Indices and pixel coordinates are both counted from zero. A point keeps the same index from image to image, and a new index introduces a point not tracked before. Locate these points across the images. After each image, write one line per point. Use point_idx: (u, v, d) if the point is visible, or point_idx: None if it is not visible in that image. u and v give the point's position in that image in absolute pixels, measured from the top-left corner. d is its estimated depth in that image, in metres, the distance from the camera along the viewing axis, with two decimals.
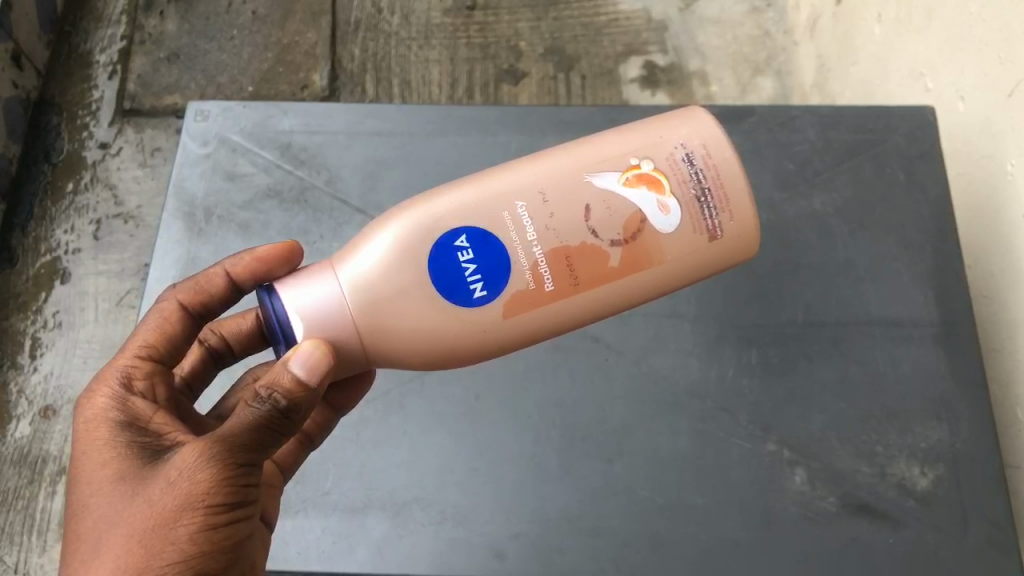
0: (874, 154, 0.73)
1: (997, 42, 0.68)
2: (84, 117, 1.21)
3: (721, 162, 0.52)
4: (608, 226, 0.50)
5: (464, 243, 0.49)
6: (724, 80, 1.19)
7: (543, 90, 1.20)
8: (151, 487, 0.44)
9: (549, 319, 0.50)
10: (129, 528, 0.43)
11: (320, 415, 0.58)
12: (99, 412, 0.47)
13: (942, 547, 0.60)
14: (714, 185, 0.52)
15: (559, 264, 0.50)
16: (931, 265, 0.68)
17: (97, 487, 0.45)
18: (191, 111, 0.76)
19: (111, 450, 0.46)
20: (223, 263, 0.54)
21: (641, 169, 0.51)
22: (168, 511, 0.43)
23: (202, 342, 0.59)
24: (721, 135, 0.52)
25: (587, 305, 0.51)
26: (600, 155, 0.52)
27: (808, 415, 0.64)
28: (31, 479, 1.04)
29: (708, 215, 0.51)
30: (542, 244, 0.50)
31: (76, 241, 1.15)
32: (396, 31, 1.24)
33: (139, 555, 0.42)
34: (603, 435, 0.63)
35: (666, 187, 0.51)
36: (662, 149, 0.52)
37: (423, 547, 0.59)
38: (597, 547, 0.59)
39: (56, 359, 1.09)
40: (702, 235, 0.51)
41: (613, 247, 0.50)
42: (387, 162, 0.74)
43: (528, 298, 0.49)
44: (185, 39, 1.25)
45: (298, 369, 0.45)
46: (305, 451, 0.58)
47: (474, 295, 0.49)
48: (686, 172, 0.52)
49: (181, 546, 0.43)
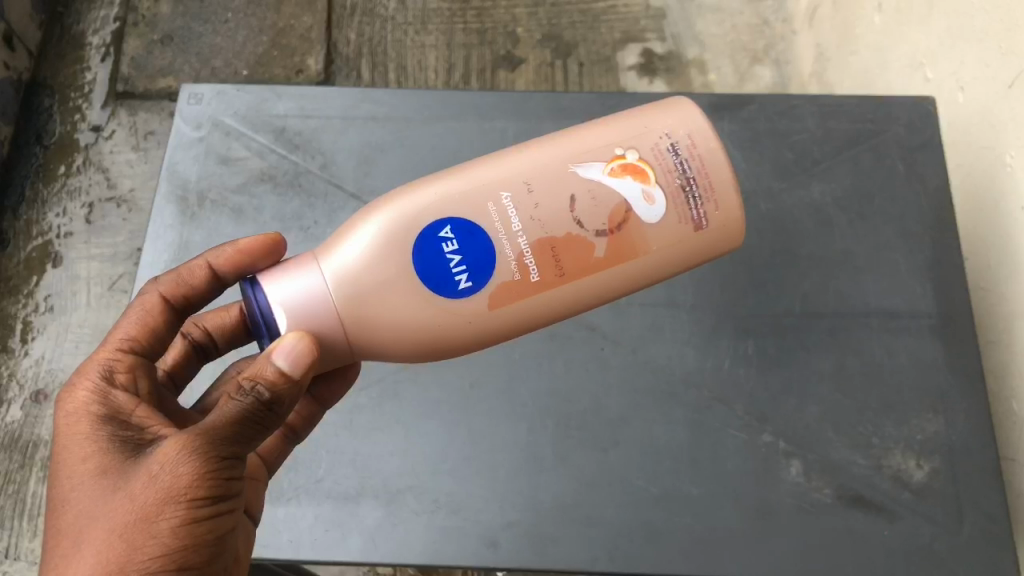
0: (873, 144, 0.72)
1: (998, 32, 0.68)
2: (77, 99, 1.20)
3: (706, 152, 0.52)
4: (593, 216, 0.50)
5: (449, 234, 0.49)
6: (722, 69, 1.19)
7: (541, 76, 1.19)
8: (134, 480, 0.43)
9: (533, 310, 0.50)
10: (111, 522, 0.43)
11: (305, 410, 0.58)
12: (80, 405, 0.47)
13: (936, 539, 0.60)
14: (699, 175, 0.51)
15: (543, 255, 0.49)
16: (929, 256, 0.68)
17: (79, 482, 0.44)
18: (185, 94, 0.75)
19: (92, 444, 0.45)
20: (205, 256, 0.53)
21: (626, 160, 0.51)
22: (149, 505, 0.43)
23: (184, 336, 0.58)
24: (706, 125, 0.52)
25: (573, 297, 0.50)
26: (585, 146, 0.51)
27: (805, 406, 0.63)
28: (22, 464, 1.03)
29: (694, 206, 0.51)
30: (526, 234, 0.49)
31: (69, 224, 1.14)
32: (392, 16, 1.23)
33: (120, 549, 0.42)
34: (598, 425, 0.63)
35: (651, 177, 0.51)
36: (646, 140, 0.52)
37: (416, 535, 0.59)
38: (591, 536, 0.59)
39: (48, 343, 1.08)
40: (686, 225, 0.51)
41: (598, 238, 0.50)
42: (382, 147, 0.73)
43: (514, 289, 0.49)
44: (179, 21, 1.23)
45: (280, 362, 0.45)
46: (288, 446, 0.58)
47: (459, 287, 0.48)
48: (671, 161, 0.51)
49: (164, 540, 0.42)
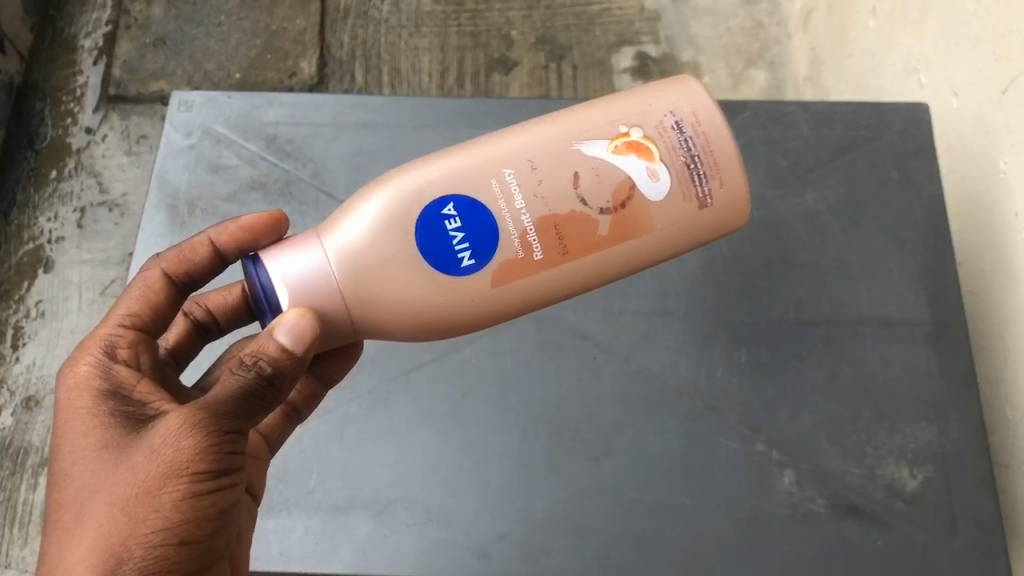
0: (867, 151, 0.72)
1: (991, 38, 0.67)
2: (68, 103, 1.19)
3: (710, 131, 0.51)
4: (596, 193, 0.49)
5: (452, 211, 0.48)
6: (716, 72, 1.18)
7: (535, 80, 1.18)
8: (135, 454, 0.43)
9: (537, 289, 0.49)
10: (113, 496, 0.42)
11: (307, 388, 0.57)
12: (82, 380, 0.46)
13: (929, 549, 0.60)
14: (703, 152, 0.51)
15: (547, 232, 0.49)
16: (923, 263, 0.68)
17: (80, 456, 0.44)
18: (175, 101, 0.75)
19: (93, 419, 0.45)
20: (207, 233, 0.53)
21: (630, 137, 0.51)
22: (151, 478, 0.42)
23: (187, 315, 0.57)
24: (711, 103, 0.52)
25: (578, 274, 0.50)
26: (589, 123, 0.51)
27: (798, 415, 0.63)
28: (13, 471, 1.02)
29: (699, 183, 0.51)
30: (530, 211, 0.49)
31: (60, 229, 1.13)
32: (386, 19, 1.22)
33: (122, 522, 0.42)
34: (591, 434, 0.62)
35: (655, 154, 0.50)
36: (651, 117, 0.51)
37: (407, 546, 0.58)
38: (583, 547, 0.59)
39: (40, 349, 1.07)
40: (691, 203, 0.51)
41: (602, 215, 0.49)
42: (375, 154, 0.72)
43: (517, 267, 0.48)
44: (172, 24, 1.23)
45: (282, 338, 0.44)
46: (290, 424, 0.57)
47: (462, 264, 0.48)
48: (675, 139, 0.51)
49: (166, 514, 0.42)
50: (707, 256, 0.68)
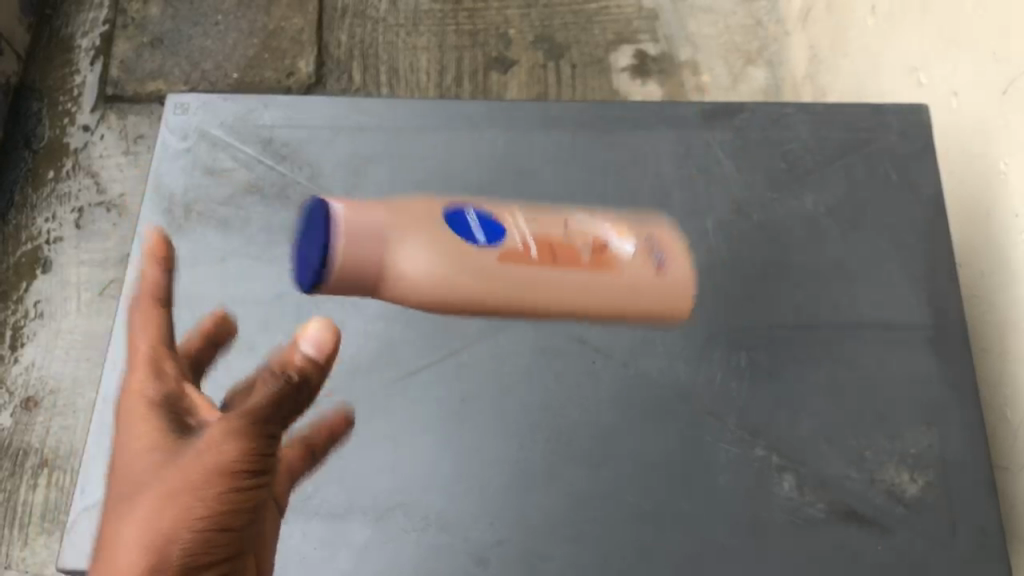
0: (867, 153, 0.72)
1: (991, 39, 0.67)
2: (65, 103, 1.19)
3: (676, 252, 0.60)
4: (580, 234, 0.59)
5: (473, 218, 0.58)
6: (715, 70, 1.18)
7: (534, 79, 1.18)
8: (182, 456, 0.47)
9: (528, 294, 0.58)
10: (160, 491, 0.46)
11: (326, 425, 0.61)
12: (141, 393, 0.52)
13: (930, 554, 0.59)
14: (667, 253, 0.60)
15: (543, 246, 0.58)
16: (922, 266, 0.68)
17: (139, 458, 0.49)
18: (171, 103, 0.74)
19: (150, 427, 0.50)
20: None
21: (614, 235, 0.60)
22: (192, 478, 0.46)
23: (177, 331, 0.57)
24: (679, 238, 0.62)
25: (557, 288, 0.58)
26: (581, 220, 0.61)
27: (798, 420, 0.63)
28: (12, 472, 1.02)
29: (660, 258, 0.59)
30: (531, 229, 0.59)
31: (58, 230, 1.12)
32: (384, 18, 1.22)
33: (168, 513, 0.45)
34: (589, 439, 0.62)
35: (629, 235, 0.60)
36: (635, 231, 0.61)
37: (405, 552, 0.58)
38: (581, 552, 0.59)
39: (39, 349, 1.07)
40: (652, 268, 0.59)
41: (584, 250, 0.59)
42: (371, 157, 0.72)
43: (516, 258, 0.57)
44: (169, 23, 1.22)
45: (308, 347, 0.51)
46: (311, 465, 0.60)
47: (476, 237, 0.57)
48: (649, 244, 0.60)
49: (206, 505, 0.45)
50: (706, 259, 0.68)
